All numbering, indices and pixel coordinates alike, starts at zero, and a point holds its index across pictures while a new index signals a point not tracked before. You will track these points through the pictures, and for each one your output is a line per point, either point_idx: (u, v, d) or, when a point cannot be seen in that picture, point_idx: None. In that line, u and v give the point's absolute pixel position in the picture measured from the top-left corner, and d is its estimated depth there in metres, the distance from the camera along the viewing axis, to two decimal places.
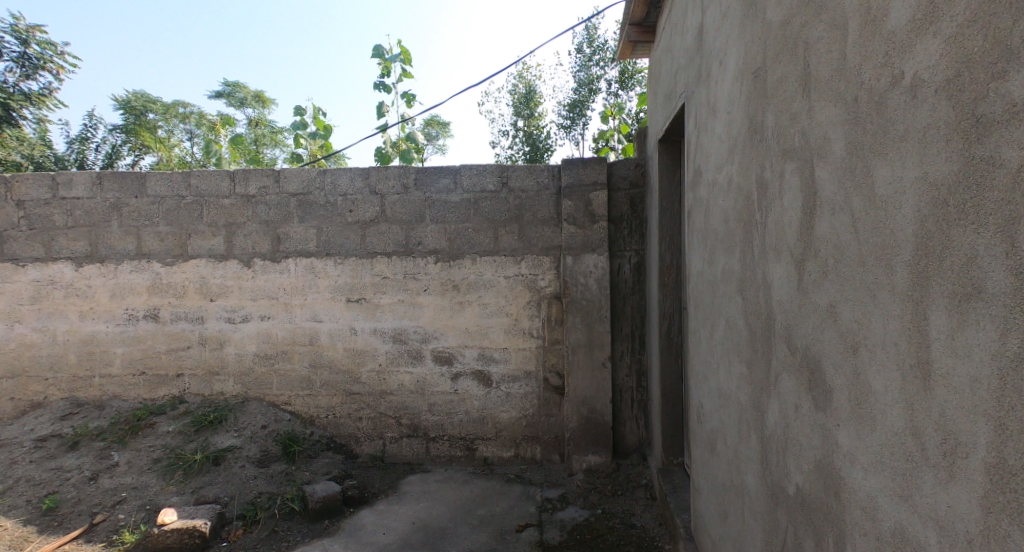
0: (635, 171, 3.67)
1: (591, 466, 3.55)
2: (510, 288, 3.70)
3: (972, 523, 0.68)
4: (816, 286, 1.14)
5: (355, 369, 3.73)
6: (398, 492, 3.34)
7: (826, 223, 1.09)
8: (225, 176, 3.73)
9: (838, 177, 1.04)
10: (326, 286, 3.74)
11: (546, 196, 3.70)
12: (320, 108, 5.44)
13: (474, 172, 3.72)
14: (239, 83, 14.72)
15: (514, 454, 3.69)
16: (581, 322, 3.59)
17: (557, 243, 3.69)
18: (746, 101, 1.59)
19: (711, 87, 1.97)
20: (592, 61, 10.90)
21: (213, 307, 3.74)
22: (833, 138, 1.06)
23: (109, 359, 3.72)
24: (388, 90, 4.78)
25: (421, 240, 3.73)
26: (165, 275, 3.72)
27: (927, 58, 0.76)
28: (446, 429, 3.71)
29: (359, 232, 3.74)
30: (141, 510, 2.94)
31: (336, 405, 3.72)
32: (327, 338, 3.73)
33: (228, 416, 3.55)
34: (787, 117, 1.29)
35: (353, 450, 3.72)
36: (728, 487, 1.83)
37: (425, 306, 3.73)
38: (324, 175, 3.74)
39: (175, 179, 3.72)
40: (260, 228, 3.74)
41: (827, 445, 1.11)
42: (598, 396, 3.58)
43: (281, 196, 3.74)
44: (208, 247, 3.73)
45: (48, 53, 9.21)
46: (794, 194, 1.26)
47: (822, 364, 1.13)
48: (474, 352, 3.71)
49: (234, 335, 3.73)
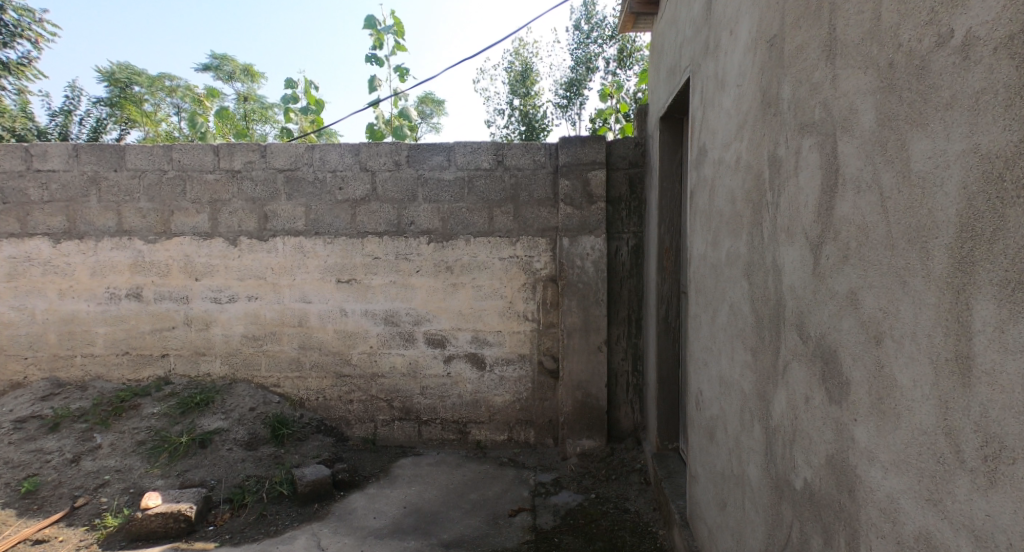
0: (634, 150, 3.56)
1: (585, 450, 3.51)
2: (504, 270, 3.61)
3: (1017, 536, 0.61)
4: (834, 271, 1.06)
5: (346, 351, 3.66)
6: (390, 475, 3.30)
7: (850, 203, 1.01)
8: (209, 151, 3.59)
9: (865, 152, 0.95)
10: (316, 266, 3.64)
11: (543, 175, 3.59)
12: (312, 82, 5.22)
13: (468, 150, 3.60)
14: (227, 57, 14.33)
15: (508, 438, 3.65)
16: (577, 305, 3.51)
17: (554, 224, 3.59)
18: (758, 73, 1.49)
19: (720, 59, 1.87)
20: (590, 39, 10.66)
21: (199, 287, 3.63)
22: (859, 109, 0.98)
23: (91, 339, 3.62)
24: (381, 64, 4.60)
25: (414, 220, 3.63)
26: (148, 253, 3.60)
27: (985, 12, 0.67)
28: (439, 413, 3.66)
29: (349, 211, 3.63)
30: (124, 493, 2.86)
31: (327, 387, 3.65)
32: (317, 319, 3.65)
33: (215, 398, 3.46)
34: (806, 87, 1.20)
35: (344, 433, 3.66)
36: (727, 476, 1.78)
37: (418, 287, 3.64)
38: (313, 150, 3.61)
39: (156, 153, 3.57)
40: (247, 205, 3.62)
41: (841, 440, 1.04)
42: (593, 380, 3.52)
43: (268, 171, 3.61)
44: (192, 224, 3.60)
45: (25, 20, 8.89)
46: (812, 172, 1.17)
47: (838, 355, 1.05)
48: (468, 335, 3.64)
49: (221, 315, 3.64)
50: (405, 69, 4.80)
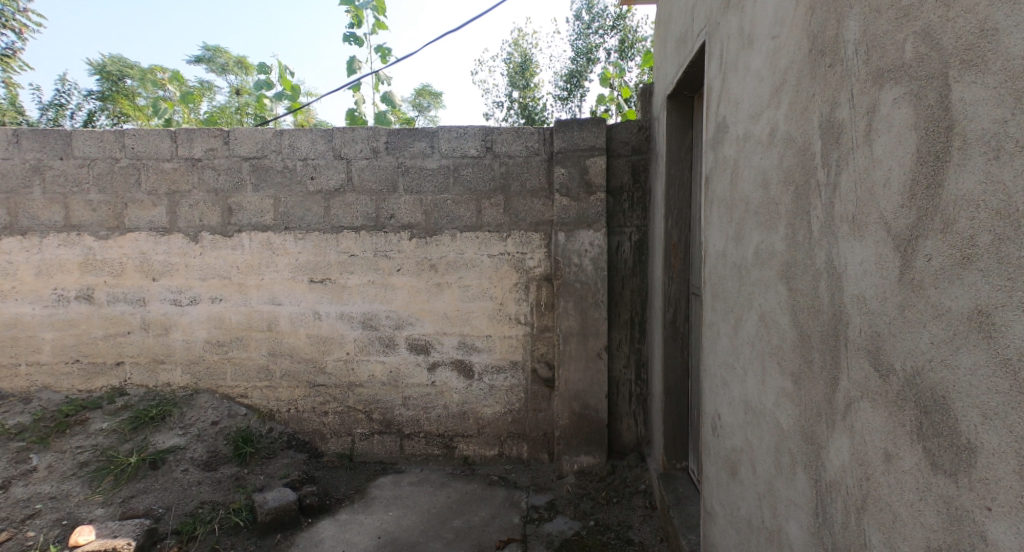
0: (638, 135, 3.21)
1: (583, 468, 3.17)
2: (494, 268, 3.26)
3: None
4: (944, 280, 0.71)
5: (320, 358, 3.32)
6: (366, 498, 2.96)
7: (976, 174, 0.66)
8: (166, 137, 3.24)
9: (1012, 91, 0.60)
10: (286, 265, 3.30)
11: (537, 163, 3.24)
12: (287, 65, 4.84)
13: (454, 135, 3.25)
14: (220, 49, 13.96)
15: (498, 453, 3.32)
16: (574, 307, 3.16)
17: (548, 218, 3.24)
18: (805, 13, 1.14)
19: (747, 8, 1.51)
20: (591, 29, 10.26)
21: (156, 287, 3.29)
22: (999, 27, 0.62)
23: (37, 345, 3.28)
24: (361, 44, 4.23)
25: (394, 213, 3.27)
26: (99, 250, 3.26)
27: None
28: (422, 426, 3.32)
29: (322, 203, 3.28)
30: (55, 526, 2.51)
31: (299, 398, 3.32)
32: (287, 323, 3.31)
33: (173, 411, 3.14)
34: (889, 16, 0.84)
35: (318, 448, 3.32)
36: (757, 526, 1.43)
37: (399, 287, 3.30)
38: (281, 136, 3.26)
39: (107, 139, 3.22)
40: (209, 197, 3.27)
41: (956, 535, 0.69)
42: (592, 390, 3.18)
43: (232, 160, 3.26)
44: (148, 218, 3.26)
45: (9, 10, 8.49)
46: (898, 135, 0.82)
47: (949, 406, 0.70)
48: (454, 340, 3.30)
49: (182, 319, 3.30)
50: (387, 49, 4.42)
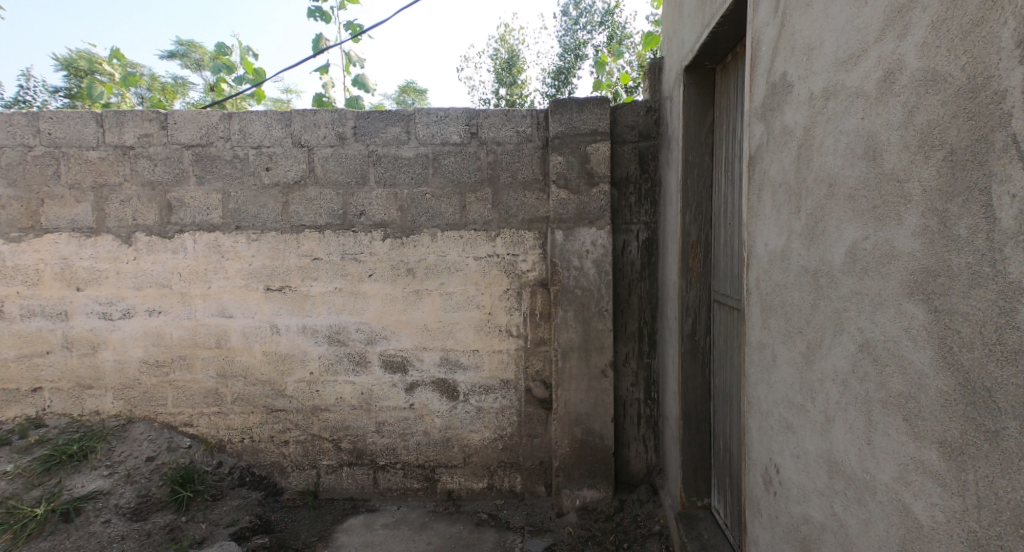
0: (646, 118, 2.78)
1: (586, 504, 2.73)
2: (481, 273, 2.81)
3: None
4: None
5: (278, 380, 2.83)
6: (331, 547, 2.50)
7: None
8: (91, 120, 2.74)
9: None
10: (237, 271, 2.81)
11: (529, 150, 2.79)
12: (250, 47, 4.36)
13: (433, 118, 2.79)
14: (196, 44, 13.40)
15: (487, 486, 2.86)
16: (574, 317, 2.72)
17: (544, 214, 2.79)
18: None
19: None
20: (579, 25, 9.85)
21: (81, 299, 2.79)
22: None
23: None
24: (328, 20, 3.74)
25: (363, 210, 2.80)
26: (10, 255, 2.75)
27: None
28: (399, 456, 2.85)
29: (279, 199, 2.80)
30: None
31: (254, 426, 2.83)
32: (239, 338, 2.82)
33: (99, 446, 2.66)
34: None
35: (277, 484, 2.84)
36: None
37: (370, 296, 2.83)
38: (229, 119, 2.77)
39: (18, 123, 2.71)
40: (144, 191, 2.77)
41: None
42: (596, 413, 2.74)
43: (171, 147, 2.77)
44: (70, 217, 2.76)
45: None
46: None
47: None
48: (435, 356, 2.84)
49: (112, 336, 2.80)
50: (360, 27, 3.91)
